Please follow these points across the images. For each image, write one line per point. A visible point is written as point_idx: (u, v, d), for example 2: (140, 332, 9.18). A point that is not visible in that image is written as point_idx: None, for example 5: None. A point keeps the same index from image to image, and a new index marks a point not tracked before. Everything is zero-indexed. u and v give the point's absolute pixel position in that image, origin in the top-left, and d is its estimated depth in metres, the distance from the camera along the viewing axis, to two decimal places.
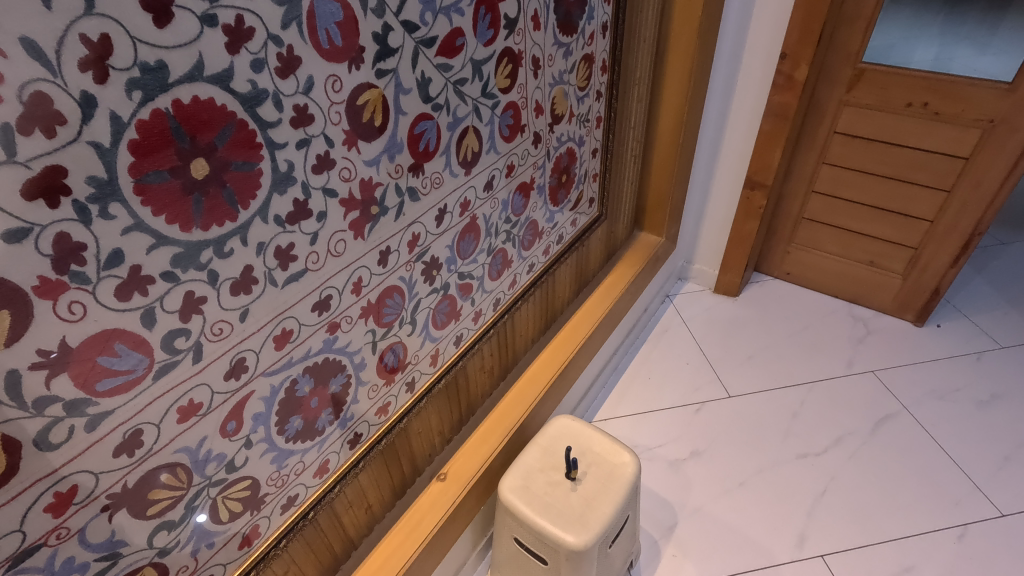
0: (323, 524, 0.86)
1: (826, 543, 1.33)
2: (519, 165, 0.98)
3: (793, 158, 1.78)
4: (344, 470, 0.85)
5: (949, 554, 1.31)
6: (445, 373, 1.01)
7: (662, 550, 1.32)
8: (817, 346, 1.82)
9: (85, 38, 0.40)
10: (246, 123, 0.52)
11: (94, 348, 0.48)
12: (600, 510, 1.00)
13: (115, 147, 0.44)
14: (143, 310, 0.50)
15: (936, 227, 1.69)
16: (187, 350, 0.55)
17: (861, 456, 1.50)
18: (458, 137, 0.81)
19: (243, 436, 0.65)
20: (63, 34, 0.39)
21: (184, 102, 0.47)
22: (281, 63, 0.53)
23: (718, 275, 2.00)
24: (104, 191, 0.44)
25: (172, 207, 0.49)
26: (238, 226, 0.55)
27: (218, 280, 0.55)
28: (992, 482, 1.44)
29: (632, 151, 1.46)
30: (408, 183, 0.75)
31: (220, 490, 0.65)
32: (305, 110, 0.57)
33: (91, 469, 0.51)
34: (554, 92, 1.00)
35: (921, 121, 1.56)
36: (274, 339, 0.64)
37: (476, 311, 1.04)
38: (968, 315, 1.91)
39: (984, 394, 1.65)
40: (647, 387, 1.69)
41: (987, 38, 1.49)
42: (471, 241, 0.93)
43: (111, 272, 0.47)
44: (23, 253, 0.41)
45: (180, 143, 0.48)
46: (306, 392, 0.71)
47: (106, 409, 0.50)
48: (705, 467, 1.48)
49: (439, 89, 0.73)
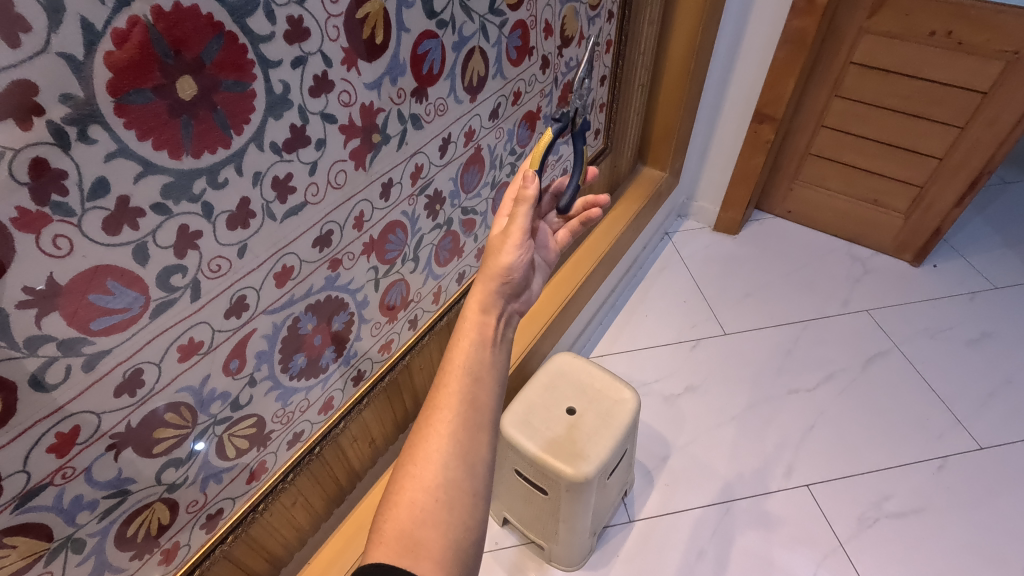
0: (328, 458, 0.88)
1: (814, 474, 1.38)
2: (526, 92, 0.92)
3: (805, 91, 1.70)
4: (348, 407, 0.85)
5: (927, 483, 1.36)
6: (448, 311, 0.99)
7: (655, 479, 1.37)
8: (814, 285, 1.82)
9: None
10: (236, 36, 0.46)
11: (85, 285, 0.45)
12: (601, 444, 1.03)
13: (89, 61, 0.38)
14: (134, 245, 0.46)
15: (945, 164, 1.65)
16: (184, 288, 0.52)
17: (851, 391, 1.54)
18: (464, 59, 0.74)
19: (246, 374, 0.63)
20: None
21: (165, 9, 0.41)
22: (290, 27, 0.50)
23: (720, 212, 1.95)
24: (83, 112, 0.39)
25: (161, 131, 0.44)
26: (233, 153, 0.50)
27: (213, 213, 0.51)
28: (974, 417, 1.48)
29: (640, 79, 1.38)
30: (411, 109, 0.69)
31: (225, 428, 0.65)
32: (299, 24, 0.51)
33: (93, 410, 0.50)
34: (564, 10, 0.92)
35: (942, 51, 1.49)
36: (275, 276, 0.61)
37: (479, 249, 1.01)
38: (965, 256, 1.88)
39: (974, 332, 1.67)
40: (644, 324, 1.70)
41: None
42: (474, 173, 0.88)
43: (96, 204, 0.43)
44: (10, 187, 0.38)
45: (164, 58, 0.43)
46: (308, 330, 0.70)
47: (104, 347, 0.48)
48: (699, 402, 1.51)
49: (443, 4, 0.66)
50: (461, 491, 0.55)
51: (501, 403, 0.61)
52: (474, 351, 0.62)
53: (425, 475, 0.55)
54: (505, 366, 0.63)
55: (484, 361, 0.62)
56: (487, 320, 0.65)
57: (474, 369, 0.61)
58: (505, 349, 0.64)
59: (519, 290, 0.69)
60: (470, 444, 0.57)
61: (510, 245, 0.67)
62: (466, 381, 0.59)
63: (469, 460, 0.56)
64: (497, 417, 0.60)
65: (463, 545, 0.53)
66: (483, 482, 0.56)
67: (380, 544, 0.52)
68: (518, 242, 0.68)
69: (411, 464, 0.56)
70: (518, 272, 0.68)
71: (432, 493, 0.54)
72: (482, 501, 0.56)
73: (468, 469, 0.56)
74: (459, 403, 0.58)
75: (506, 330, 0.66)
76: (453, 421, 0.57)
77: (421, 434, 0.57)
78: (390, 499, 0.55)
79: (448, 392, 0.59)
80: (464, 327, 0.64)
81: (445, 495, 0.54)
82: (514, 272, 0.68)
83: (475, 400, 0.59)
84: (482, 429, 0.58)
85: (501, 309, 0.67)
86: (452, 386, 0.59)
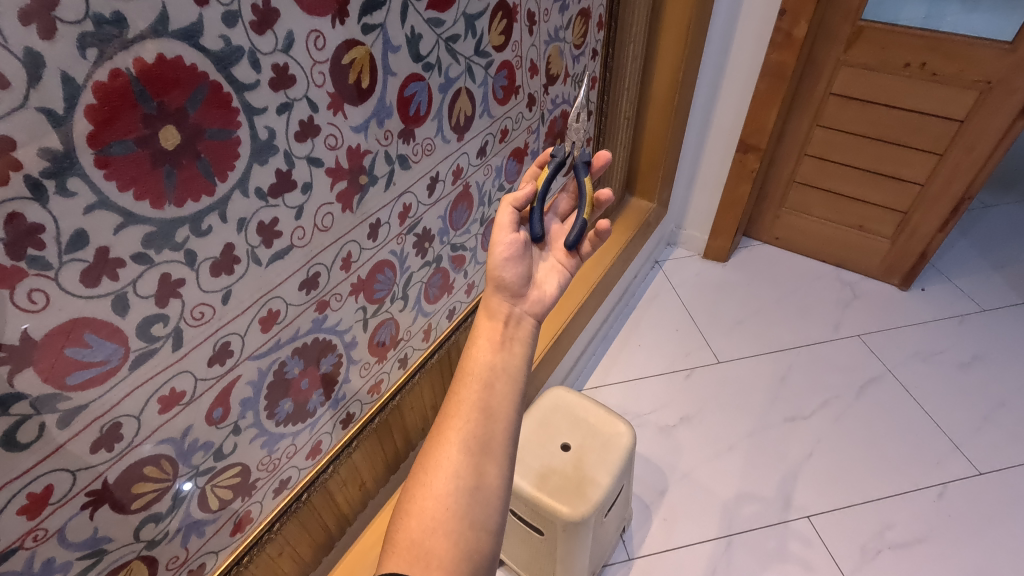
0: (316, 505, 0.85)
1: (814, 504, 1.35)
2: (512, 129, 0.93)
3: (787, 120, 1.74)
4: (337, 450, 0.83)
5: (929, 511, 1.34)
6: (438, 347, 0.98)
7: (653, 514, 1.34)
8: (805, 310, 1.82)
9: (47, 27, 0.36)
10: (220, 85, 0.46)
11: (61, 339, 0.43)
12: (596, 480, 1.00)
13: (70, 114, 0.38)
14: (114, 296, 0.45)
15: (927, 190, 1.68)
16: (166, 338, 0.51)
17: (847, 418, 1.53)
18: (450, 100, 0.75)
19: (230, 422, 0.62)
20: (25, 10, 0.34)
21: (148, 61, 0.41)
22: (276, 75, 0.50)
23: (708, 240, 1.97)
24: (61, 165, 0.39)
25: (142, 181, 0.44)
26: (216, 201, 0.50)
27: (197, 260, 0.50)
28: (970, 441, 1.47)
29: (625, 112, 1.41)
30: (398, 150, 0.69)
31: (209, 479, 0.63)
32: (285, 71, 0.51)
33: (67, 468, 0.48)
34: (549, 50, 0.94)
35: (918, 81, 1.53)
36: (260, 321, 0.60)
37: (469, 284, 1.00)
38: (952, 279, 1.90)
39: (965, 356, 1.67)
40: (637, 354, 1.69)
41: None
42: (463, 211, 0.89)
43: (74, 256, 0.42)
44: None
45: (147, 108, 0.42)
46: (295, 374, 0.68)
47: (80, 403, 0.46)
48: (694, 432, 1.50)
49: (429, 47, 0.67)
50: (473, 499, 0.53)
51: (518, 407, 0.59)
52: (487, 358, 0.61)
53: (436, 484, 0.54)
54: (521, 369, 0.62)
55: (497, 367, 0.61)
56: (498, 324, 0.65)
57: (486, 374, 0.60)
58: (520, 352, 0.63)
59: (520, 291, 0.69)
60: (483, 452, 0.55)
61: (498, 248, 0.69)
62: (479, 388, 0.59)
63: (481, 468, 0.55)
64: (513, 423, 0.58)
65: (474, 557, 0.52)
66: (499, 491, 0.55)
67: (392, 555, 0.51)
68: (506, 246, 0.69)
69: (423, 474, 0.55)
70: (509, 274, 0.69)
71: (444, 502, 0.53)
72: (495, 509, 0.54)
73: (480, 478, 0.54)
74: (471, 411, 0.57)
75: (519, 333, 0.65)
76: (464, 429, 0.56)
77: (433, 442, 0.56)
78: (402, 508, 0.54)
79: (460, 400, 0.58)
80: (478, 333, 0.64)
81: (456, 504, 0.53)
82: (504, 274, 0.69)
83: (488, 407, 0.58)
84: (494, 436, 0.57)
85: (511, 312, 0.67)
86: (464, 394, 0.59)
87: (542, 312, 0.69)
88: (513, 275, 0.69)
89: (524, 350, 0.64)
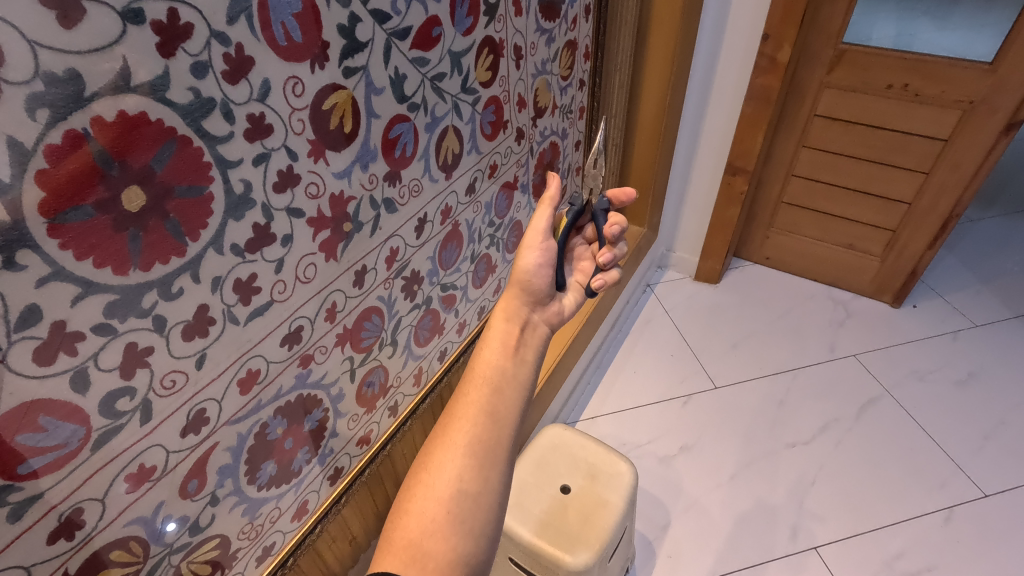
0: (303, 567, 0.79)
1: (820, 534, 1.32)
2: (501, 164, 0.90)
3: (773, 142, 1.74)
4: (324, 509, 0.78)
5: (936, 537, 1.31)
6: (430, 391, 0.94)
7: (656, 551, 1.29)
8: (799, 331, 1.81)
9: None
10: (190, 140, 0.43)
11: (12, 426, 0.39)
12: (599, 525, 0.96)
13: (18, 181, 0.35)
14: (73, 373, 0.41)
15: (914, 208, 1.69)
16: (133, 411, 0.46)
17: (848, 441, 1.50)
18: (437, 139, 0.72)
19: (207, 493, 0.57)
20: None
21: (107, 120, 0.38)
22: (251, 125, 0.47)
23: (699, 262, 1.95)
24: (8, 238, 0.35)
25: (104, 247, 0.40)
26: (187, 262, 0.46)
27: (166, 326, 0.46)
28: (973, 462, 1.45)
29: (613, 139, 1.39)
30: (384, 193, 0.66)
31: (184, 556, 0.58)
32: (261, 120, 0.48)
33: (21, 564, 0.43)
34: (537, 83, 0.92)
35: (901, 101, 1.54)
36: (238, 383, 0.56)
37: (460, 322, 0.96)
38: (943, 295, 1.90)
39: (962, 373, 1.66)
40: (632, 382, 1.66)
41: (947, 19, 1.55)
42: (453, 250, 0.85)
43: (25, 334, 0.38)
44: None
45: (107, 169, 0.39)
46: (278, 434, 0.64)
47: (35, 492, 0.42)
48: (695, 462, 1.46)
49: (414, 87, 0.65)
50: (474, 504, 0.52)
51: (524, 414, 0.58)
52: (497, 361, 0.60)
53: (436, 486, 0.53)
54: (531, 376, 0.61)
55: (507, 373, 0.59)
56: (513, 325, 0.65)
57: (496, 378, 0.59)
58: (531, 359, 0.62)
59: (546, 298, 0.69)
60: (487, 456, 0.54)
61: (530, 253, 0.68)
62: (487, 391, 0.57)
63: (484, 474, 0.53)
64: (519, 428, 0.57)
65: (470, 561, 0.50)
66: (500, 496, 0.53)
67: (387, 553, 0.50)
68: (538, 252, 0.68)
69: (424, 473, 0.54)
70: (539, 279, 0.68)
71: (443, 503, 0.52)
72: (496, 517, 0.53)
73: (483, 482, 0.53)
74: (478, 415, 0.56)
75: (534, 338, 0.65)
76: (469, 433, 0.55)
77: (437, 442, 0.55)
78: (401, 507, 0.53)
79: (468, 402, 0.57)
80: (489, 335, 0.64)
81: (456, 507, 0.52)
82: (534, 279, 0.68)
83: (496, 412, 0.56)
84: (500, 442, 0.55)
85: (529, 318, 0.67)
86: (473, 396, 0.57)
87: (558, 323, 0.69)
88: (543, 281, 0.68)
89: (535, 358, 0.63)
